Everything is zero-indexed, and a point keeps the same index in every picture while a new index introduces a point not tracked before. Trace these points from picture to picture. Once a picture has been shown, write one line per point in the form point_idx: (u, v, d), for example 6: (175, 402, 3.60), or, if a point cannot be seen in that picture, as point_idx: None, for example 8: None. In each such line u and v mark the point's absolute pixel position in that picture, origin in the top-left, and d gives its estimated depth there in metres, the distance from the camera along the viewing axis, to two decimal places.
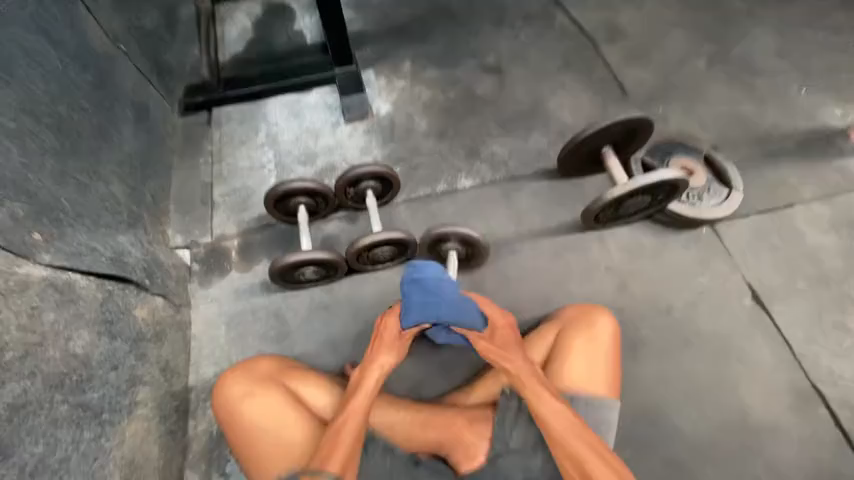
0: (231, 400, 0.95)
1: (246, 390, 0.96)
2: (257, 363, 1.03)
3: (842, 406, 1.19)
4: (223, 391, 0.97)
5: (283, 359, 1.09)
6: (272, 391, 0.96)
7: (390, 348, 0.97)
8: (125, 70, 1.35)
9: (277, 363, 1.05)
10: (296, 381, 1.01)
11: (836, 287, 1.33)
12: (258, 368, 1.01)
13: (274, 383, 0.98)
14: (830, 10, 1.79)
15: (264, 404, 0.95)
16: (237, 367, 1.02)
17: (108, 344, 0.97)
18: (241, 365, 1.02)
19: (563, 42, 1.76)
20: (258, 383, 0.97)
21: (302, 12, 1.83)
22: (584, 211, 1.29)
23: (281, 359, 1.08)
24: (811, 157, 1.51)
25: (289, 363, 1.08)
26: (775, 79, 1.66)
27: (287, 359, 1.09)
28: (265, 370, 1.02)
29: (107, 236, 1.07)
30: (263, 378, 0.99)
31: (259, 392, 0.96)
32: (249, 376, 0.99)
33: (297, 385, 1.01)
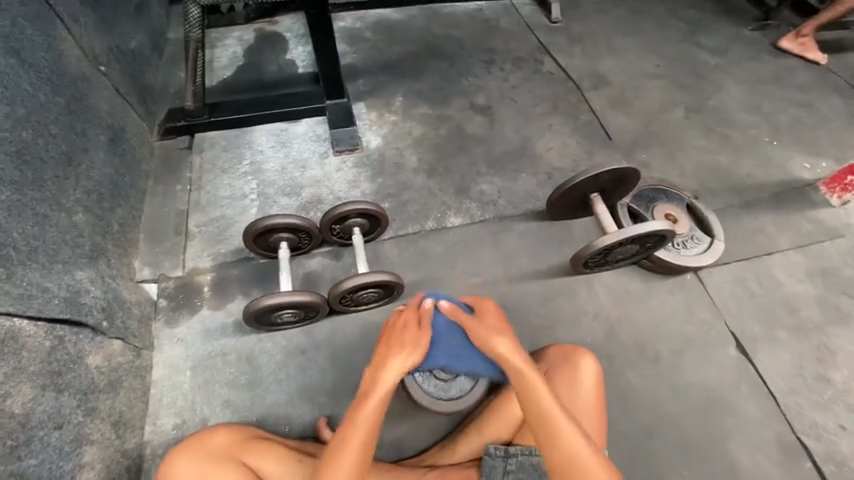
0: None
1: (197, 474, 0.87)
2: (211, 436, 0.93)
3: (827, 460, 1.18)
4: (171, 473, 0.87)
5: (245, 428, 0.99)
6: (229, 473, 0.88)
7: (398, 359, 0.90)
8: (102, 92, 1.28)
9: (235, 434, 0.95)
10: (258, 457, 0.92)
11: (814, 337, 1.34)
12: (211, 443, 0.91)
13: (233, 463, 0.89)
14: (794, 69, 1.92)
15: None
16: (188, 443, 0.91)
17: (52, 399, 0.87)
18: (190, 441, 0.91)
19: (551, 85, 1.81)
20: (211, 463, 0.88)
21: (295, 41, 1.83)
22: (573, 257, 1.28)
23: (242, 429, 0.97)
24: (785, 206, 1.57)
25: (251, 432, 0.98)
26: (748, 131, 1.74)
27: (248, 427, 0.99)
28: (221, 445, 0.92)
29: (64, 273, 0.98)
30: (217, 457, 0.89)
31: (213, 475, 0.87)
32: (202, 456, 0.89)
33: (259, 464, 0.92)
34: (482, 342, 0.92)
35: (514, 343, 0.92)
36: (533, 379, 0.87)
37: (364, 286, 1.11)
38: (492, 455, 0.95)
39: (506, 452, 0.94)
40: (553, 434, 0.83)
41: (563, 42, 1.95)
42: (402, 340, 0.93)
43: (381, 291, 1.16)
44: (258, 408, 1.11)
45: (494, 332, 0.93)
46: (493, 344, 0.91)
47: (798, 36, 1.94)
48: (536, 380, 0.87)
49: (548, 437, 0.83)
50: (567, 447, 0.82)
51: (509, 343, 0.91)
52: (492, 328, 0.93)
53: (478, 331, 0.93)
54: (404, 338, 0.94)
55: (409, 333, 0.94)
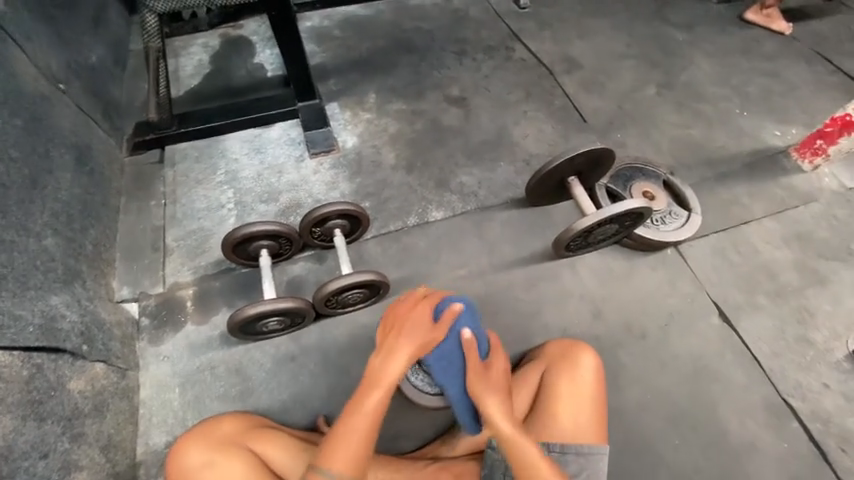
0: (188, 472, 0.86)
1: (203, 459, 0.87)
2: (217, 425, 0.93)
3: (812, 417, 1.22)
4: (178, 460, 0.88)
5: (250, 417, 0.99)
6: (234, 457, 0.87)
7: (403, 352, 0.88)
8: (63, 110, 1.24)
9: (241, 423, 0.95)
10: (263, 443, 0.92)
11: (794, 301, 1.38)
12: (218, 431, 0.92)
13: (239, 449, 0.89)
14: (760, 39, 1.95)
15: (224, 474, 0.85)
16: (198, 430, 0.92)
17: (35, 429, 0.85)
18: (200, 428, 0.92)
19: (523, 72, 1.80)
20: (219, 450, 0.88)
21: (262, 44, 1.80)
22: (555, 241, 1.29)
23: (248, 418, 0.98)
24: (759, 175, 1.60)
25: (257, 421, 0.98)
26: (719, 104, 1.77)
27: (254, 416, 1.00)
28: (227, 432, 0.92)
29: (37, 299, 0.95)
30: (225, 444, 0.89)
31: (220, 460, 0.87)
32: (208, 442, 0.89)
33: (264, 449, 0.91)
34: (479, 394, 0.88)
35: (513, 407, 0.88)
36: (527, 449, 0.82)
37: (347, 287, 1.11)
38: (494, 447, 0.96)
39: None
40: None
41: (533, 28, 1.94)
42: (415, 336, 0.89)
43: (365, 292, 1.15)
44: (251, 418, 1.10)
45: (496, 391, 0.89)
46: (487, 402, 0.87)
47: (763, 7, 1.95)
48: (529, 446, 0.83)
49: None
50: None
51: (504, 407, 0.87)
52: (496, 383, 0.90)
53: (480, 383, 0.89)
54: (414, 332, 0.90)
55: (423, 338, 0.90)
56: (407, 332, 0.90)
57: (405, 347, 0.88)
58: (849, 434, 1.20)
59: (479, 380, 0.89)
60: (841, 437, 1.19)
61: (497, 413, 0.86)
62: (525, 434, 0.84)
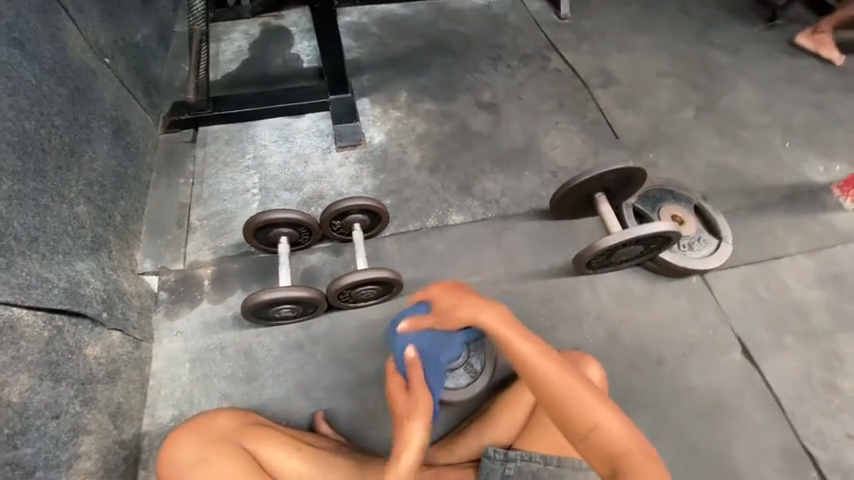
0: (180, 468, 0.85)
1: (197, 455, 0.86)
2: (213, 420, 0.93)
3: (833, 469, 1.15)
4: (171, 453, 0.87)
5: (246, 415, 0.99)
6: (227, 457, 0.87)
7: (414, 414, 0.81)
8: (107, 84, 1.29)
9: (237, 420, 0.95)
10: (258, 442, 0.91)
11: (823, 344, 1.31)
12: (213, 426, 0.92)
13: (233, 447, 0.88)
14: (809, 68, 1.87)
15: (217, 473, 0.84)
16: (191, 424, 0.92)
17: (50, 389, 0.88)
18: (194, 422, 0.92)
19: (557, 83, 1.78)
20: (212, 447, 0.87)
21: (301, 35, 1.83)
22: (576, 257, 1.26)
23: (243, 415, 0.98)
24: (796, 210, 1.53)
25: (252, 419, 0.98)
26: (759, 132, 1.70)
27: (249, 413, 1.00)
28: (223, 428, 0.92)
29: (64, 264, 0.99)
30: (219, 441, 0.89)
31: (213, 458, 0.86)
32: (202, 437, 0.89)
33: (258, 448, 0.91)
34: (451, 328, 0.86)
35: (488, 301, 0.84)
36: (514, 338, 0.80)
37: (362, 281, 1.11)
38: (491, 457, 0.94)
39: (506, 456, 0.93)
40: (563, 396, 0.76)
41: (571, 39, 1.91)
42: (406, 410, 0.82)
43: (380, 287, 1.15)
44: (256, 402, 1.11)
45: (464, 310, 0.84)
46: (476, 318, 0.83)
47: (815, 32, 1.89)
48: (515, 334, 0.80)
49: (559, 397, 0.77)
50: (578, 398, 0.76)
51: (476, 306, 0.83)
52: (460, 307, 0.84)
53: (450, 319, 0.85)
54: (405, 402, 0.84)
55: (409, 400, 0.83)
56: (399, 406, 0.84)
57: (413, 411, 0.81)
58: None
59: (448, 319, 0.85)
60: None
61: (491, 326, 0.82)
62: (523, 337, 0.80)
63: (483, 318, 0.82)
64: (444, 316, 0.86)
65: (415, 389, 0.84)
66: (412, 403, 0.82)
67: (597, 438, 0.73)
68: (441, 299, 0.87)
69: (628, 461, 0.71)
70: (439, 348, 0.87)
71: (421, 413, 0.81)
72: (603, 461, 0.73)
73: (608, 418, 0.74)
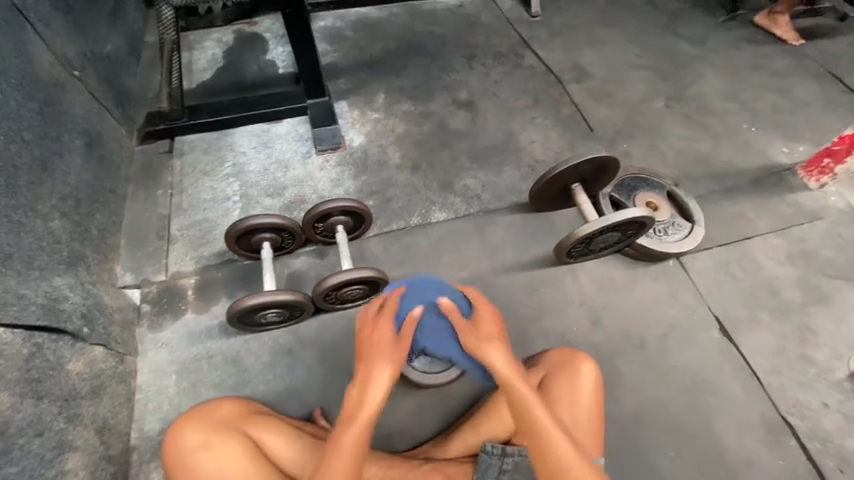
0: (184, 451, 0.85)
1: (201, 439, 0.86)
2: (217, 407, 0.93)
3: (810, 436, 1.20)
4: (173, 439, 0.87)
5: (247, 403, 0.99)
6: (231, 440, 0.87)
7: (385, 357, 0.86)
8: (77, 97, 1.27)
9: (240, 407, 0.96)
10: (260, 430, 0.92)
11: (796, 318, 1.37)
12: (217, 413, 0.92)
13: (235, 432, 0.89)
14: (770, 56, 1.95)
15: (221, 454, 0.85)
16: (196, 410, 0.92)
17: (31, 407, 0.87)
18: (198, 409, 0.92)
19: (531, 79, 1.82)
20: (217, 432, 0.88)
21: (275, 41, 1.82)
22: (558, 247, 1.29)
23: (246, 403, 0.98)
24: (764, 191, 1.59)
25: (254, 407, 0.99)
26: (726, 118, 1.76)
27: (252, 403, 1.00)
28: (226, 415, 0.92)
29: (41, 280, 0.97)
30: (223, 426, 0.89)
31: (218, 441, 0.86)
32: (207, 422, 0.89)
33: (260, 434, 0.92)
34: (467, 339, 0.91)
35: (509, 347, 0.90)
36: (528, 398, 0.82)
37: (347, 282, 1.11)
38: (489, 452, 0.95)
39: (503, 450, 0.94)
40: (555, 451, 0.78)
41: (543, 36, 1.96)
42: (381, 353, 0.87)
43: (366, 285, 1.15)
44: None
45: (490, 339, 0.90)
46: (486, 351, 0.88)
47: (772, 13, 2.01)
48: (532, 393, 0.82)
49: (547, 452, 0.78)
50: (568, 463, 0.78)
51: (503, 353, 0.87)
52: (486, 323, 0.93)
53: (470, 330, 0.92)
54: (382, 340, 0.89)
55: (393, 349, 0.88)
56: (374, 343, 0.89)
57: (386, 355, 0.86)
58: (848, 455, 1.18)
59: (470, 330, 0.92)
60: (840, 458, 1.18)
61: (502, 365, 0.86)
62: (526, 387, 0.83)
63: (496, 357, 0.87)
64: (470, 328, 0.93)
65: (400, 340, 0.89)
66: (391, 347, 0.88)
67: None
68: (481, 310, 0.97)
69: None
70: (431, 334, 1.01)
71: (394, 362, 0.86)
72: None
73: None
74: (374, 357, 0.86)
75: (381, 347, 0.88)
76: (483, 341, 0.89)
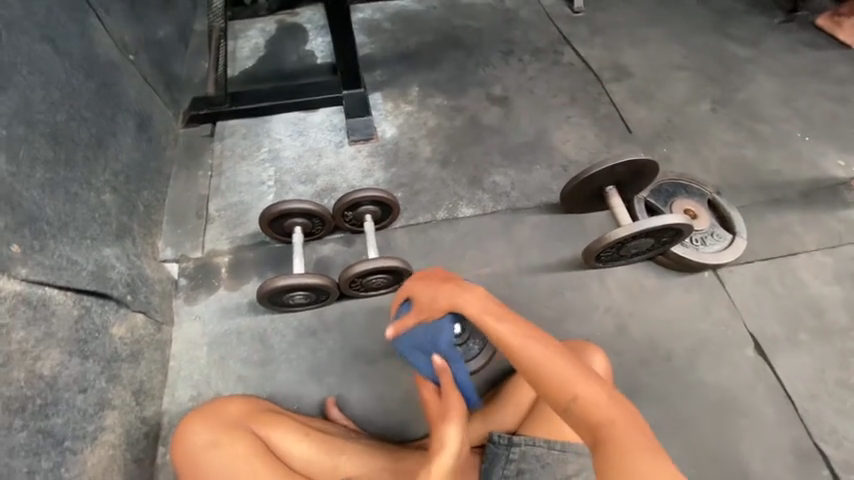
0: (196, 449, 0.89)
1: (211, 439, 0.89)
2: (226, 405, 0.97)
3: (847, 468, 1.13)
4: (186, 439, 0.90)
5: (257, 401, 1.03)
6: (240, 440, 0.90)
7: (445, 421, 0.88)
8: (131, 79, 1.34)
9: (249, 405, 0.99)
10: (268, 428, 0.95)
11: (840, 342, 1.28)
12: (227, 411, 0.95)
13: (244, 431, 0.92)
14: (832, 62, 1.82)
15: (230, 454, 0.88)
16: (206, 409, 0.95)
17: (78, 365, 0.94)
18: (207, 408, 0.95)
19: (569, 77, 1.77)
20: (226, 431, 0.91)
21: (315, 32, 1.86)
22: (586, 249, 1.26)
23: (255, 401, 1.02)
24: (815, 205, 1.49)
25: (263, 405, 1.02)
26: (777, 126, 1.66)
27: (261, 400, 1.03)
28: (236, 412, 0.95)
29: (92, 249, 1.04)
30: (231, 425, 0.92)
31: (227, 441, 0.89)
32: (216, 422, 0.92)
33: (269, 432, 0.95)
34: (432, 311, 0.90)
35: (470, 291, 0.87)
36: (513, 339, 0.78)
37: (372, 270, 1.13)
38: (495, 442, 0.96)
39: (510, 440, 0.94)
40: (537, 364, 0.75)
41: (584, 33, 1.90)
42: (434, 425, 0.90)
43: (390, 274, 1.17)
44: (269, 384, 1.15)
45: (439, 306, 0.88)
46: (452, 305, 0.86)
47: (834, 14, 1.90)
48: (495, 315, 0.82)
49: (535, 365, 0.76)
50: (554, 367, 0.75)
51: (461, 295, 0.87)
52: (433, 292, 0.90)
53: (426, 304, 0.90)
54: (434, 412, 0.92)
55: (439, 411, 0.91)
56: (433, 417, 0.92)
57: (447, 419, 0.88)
58: None
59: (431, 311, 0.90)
60: None
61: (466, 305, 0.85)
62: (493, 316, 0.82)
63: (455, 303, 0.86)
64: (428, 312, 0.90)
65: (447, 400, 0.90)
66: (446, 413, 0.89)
67: (583, 409, 0.71)
68: (417, 290, 0.92)
69: (611, 428, 0.67)
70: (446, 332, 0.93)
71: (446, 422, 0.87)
72: (587, 432, 0.70)
73: (587, 388, 0.72)
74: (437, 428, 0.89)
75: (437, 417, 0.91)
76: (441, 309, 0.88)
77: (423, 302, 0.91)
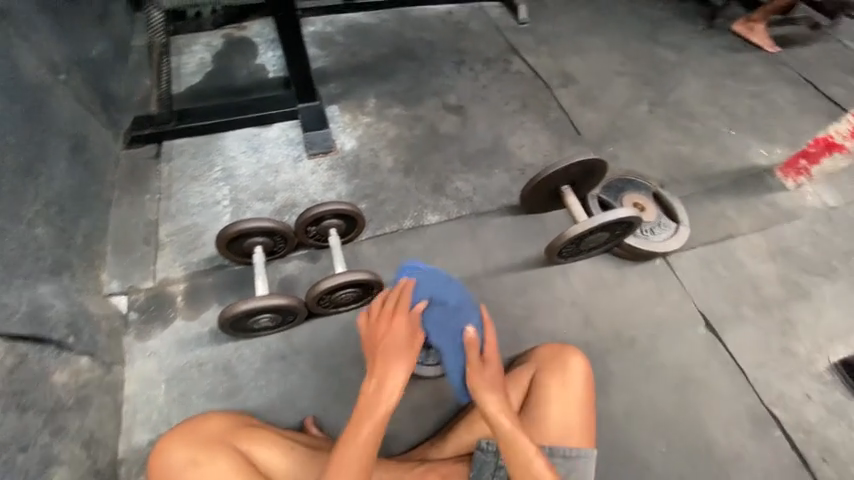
0: (171, 472, 0.83)
1: (190, 456, 0.84)
2: (205, 421, 0.91)
3: (796, 428, 1.24)
4: (162, 458, 0.85)
5: (238, 417, 0.97)
6: (221, 456, 0.85)
7: (398, 360, 0.90)
8: (62, 100, 1.24)
9: (230, 421, 0.93)
10: (251, 443, 0.90)
11: (778, 313, 1.41)
12: (205, 429, 0.89)
13: (225, 447, 0.87)
14: (747, 63, 2.02)
15: (209, 473, 0.83)
16: (183, 427, 0.89)
17: (15, 420, 0.83)
18: (186, 425, 0.90)
19: (520, 84, 1.85)
20: (205, 448, 0.85)
21: (265, 46, 1.81)
22: (548, 247, 1.31)
23: (236, 417, 0.96)
24: (744, 191, 1.64)
25: (245, 421, 0.96)
26: (707, 122, 1.82)
27: (242, 416, 0.98)
28: (215, 430, 0.90)
29: (24, 288, 0.94)
30: (211, 442, 0.87)
31: (206, 458, 0.84)
32: (194, 439, 0.87)
33: (251, 448, 0.90)
34: (479, 387, 0.91)
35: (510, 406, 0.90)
36: (531, 479, 0.83)
37: (341, 284, 1.10)
38: (484, 450, 0.95)
39: (498, 447, 0.94)
40: None
41: (530, 42, 2.00)
42: (395, 349, 0.91)
43: (361, 287, 1.14)
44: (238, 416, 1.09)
45: (493, 385, 0.92)
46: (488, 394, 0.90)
47: (750, 20, 2.10)
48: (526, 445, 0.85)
49: None
50: None
51: (501, 401, 0.90)
52: (497, 377, 0.94)
53: (483, 377, 0.92)
54: (391, 341, 0.92)
55: (402, 348, 0.92)
56: (385, 343, 0.92)
57: (400, 358, 0.90)
58: (831, 445, 1.22)
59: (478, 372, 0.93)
60: (823, 449, 1.22)
61: (501, 414, 0.88)
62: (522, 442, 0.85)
63: (495, 403, 0.89)
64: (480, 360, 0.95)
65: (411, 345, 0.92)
66: (403, 350, 0.91)
67: None
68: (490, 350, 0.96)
69: None
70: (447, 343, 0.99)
71: (410, 358, 0.91)
72: None
73: None
74: (386, 361, 0.90)
75: (393, 348, 0.91)
76: (488, 384, 0.91)
77: (488, 358, 0.96)
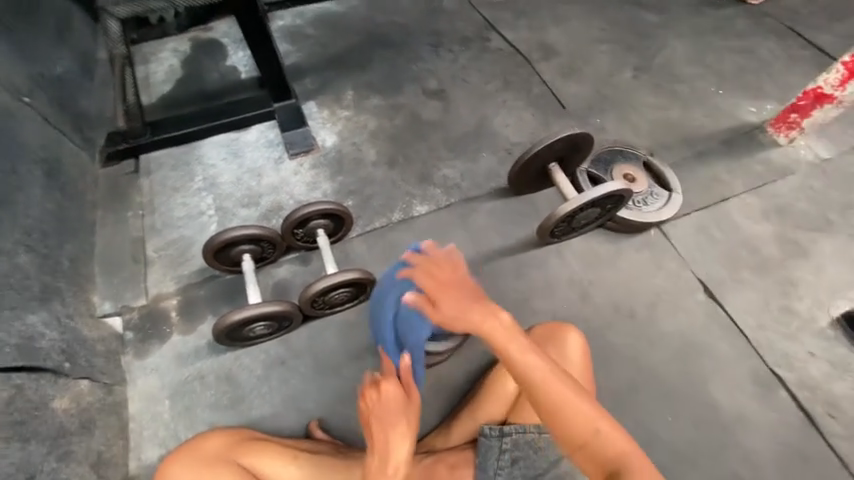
0: None
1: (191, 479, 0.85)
2: (204, 441, 0.91)
3: (800, 387, 1.25)
4: None
5: (239, 431, 0.97)
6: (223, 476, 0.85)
7: (399, 423, 0.80)
8: (31, 126, 1.23)
9: (230, 437, 0.93)
10: (254, 458, 0.91)
11: (776, 272, 1.41)
12: (205, 448, 0.89)
13: (226, 465, 0.87)
14: (732, 17, 1.96)
15: None
16: (183, 449, 0.90)
17: (19, 450, 0.84)
18: (186, 447, 0.90)
19: (500, 62, 1.80)
20: (206, 469, 0.86)
21: (234, 46, 1.76)
22: (539, 228, 1.29)
23: (237, 432, 0.96)
24: (736, 152, 1.62)
25: (246, 434, 0.96)
26: (694, 84, 1.78)
27: (243, 430, 0.98)
28: (215, 448, 0.90)
29: (13, 319, 0.95)
30: (211, 462, 0.87)
31: None
32: (194, 461, 0.87)
33: (254, 462, 0.90)
34: (455, 320, 0.80)
35: (488, 313, 0.79)
36: (547, 381, 0.76)
37: (334, 284, 1.09)
38: (487, 435, 0.95)
39: (501, 431, 0.94)
40: (564, 406, 0.75)
41: (507, 17, 1.93)
42: (388, 413, 0.80)
43: (354, 285, 1.13)
44: (244, 424, 1.09)
45: (464, 307, 0.80)
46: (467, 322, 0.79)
47: None
48: (524, 352, 0.77)
49: (560, 405, 0.75)
50: (580, 410, 0.75)
51: (482, 317, 0.79)
52: (458, 299, 0.80)
53: (451, 306, 0.80)
54: (384, 401, 0.80)
55: (395, 397, 0.81)
56: (380, 409, 0.80)
57: (400, 417, 0.80)
58: (836, 399, 1.24)
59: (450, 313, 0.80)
60: (828, 404, 1.23)
61: (488, 330, 0.78)
62: (519, 353, 0.77)
63: (479, 322, 0.79)
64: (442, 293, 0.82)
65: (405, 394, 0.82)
66: (398, 403, 0.80)
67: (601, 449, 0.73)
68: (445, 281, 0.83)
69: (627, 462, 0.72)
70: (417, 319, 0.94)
71: (408, 412, 0.80)
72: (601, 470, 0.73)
73: (610, 427, 0.74)
74: (383, 425, 0.80)
75: (385, 409, 0.80)
76: (458, 313, 0.80)
77: (451, 290, 0.82)
